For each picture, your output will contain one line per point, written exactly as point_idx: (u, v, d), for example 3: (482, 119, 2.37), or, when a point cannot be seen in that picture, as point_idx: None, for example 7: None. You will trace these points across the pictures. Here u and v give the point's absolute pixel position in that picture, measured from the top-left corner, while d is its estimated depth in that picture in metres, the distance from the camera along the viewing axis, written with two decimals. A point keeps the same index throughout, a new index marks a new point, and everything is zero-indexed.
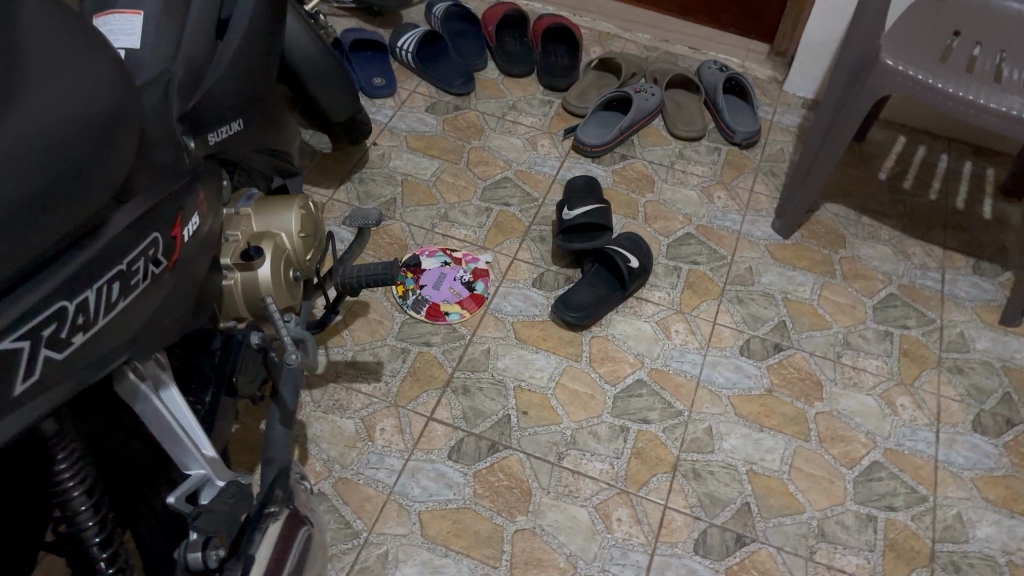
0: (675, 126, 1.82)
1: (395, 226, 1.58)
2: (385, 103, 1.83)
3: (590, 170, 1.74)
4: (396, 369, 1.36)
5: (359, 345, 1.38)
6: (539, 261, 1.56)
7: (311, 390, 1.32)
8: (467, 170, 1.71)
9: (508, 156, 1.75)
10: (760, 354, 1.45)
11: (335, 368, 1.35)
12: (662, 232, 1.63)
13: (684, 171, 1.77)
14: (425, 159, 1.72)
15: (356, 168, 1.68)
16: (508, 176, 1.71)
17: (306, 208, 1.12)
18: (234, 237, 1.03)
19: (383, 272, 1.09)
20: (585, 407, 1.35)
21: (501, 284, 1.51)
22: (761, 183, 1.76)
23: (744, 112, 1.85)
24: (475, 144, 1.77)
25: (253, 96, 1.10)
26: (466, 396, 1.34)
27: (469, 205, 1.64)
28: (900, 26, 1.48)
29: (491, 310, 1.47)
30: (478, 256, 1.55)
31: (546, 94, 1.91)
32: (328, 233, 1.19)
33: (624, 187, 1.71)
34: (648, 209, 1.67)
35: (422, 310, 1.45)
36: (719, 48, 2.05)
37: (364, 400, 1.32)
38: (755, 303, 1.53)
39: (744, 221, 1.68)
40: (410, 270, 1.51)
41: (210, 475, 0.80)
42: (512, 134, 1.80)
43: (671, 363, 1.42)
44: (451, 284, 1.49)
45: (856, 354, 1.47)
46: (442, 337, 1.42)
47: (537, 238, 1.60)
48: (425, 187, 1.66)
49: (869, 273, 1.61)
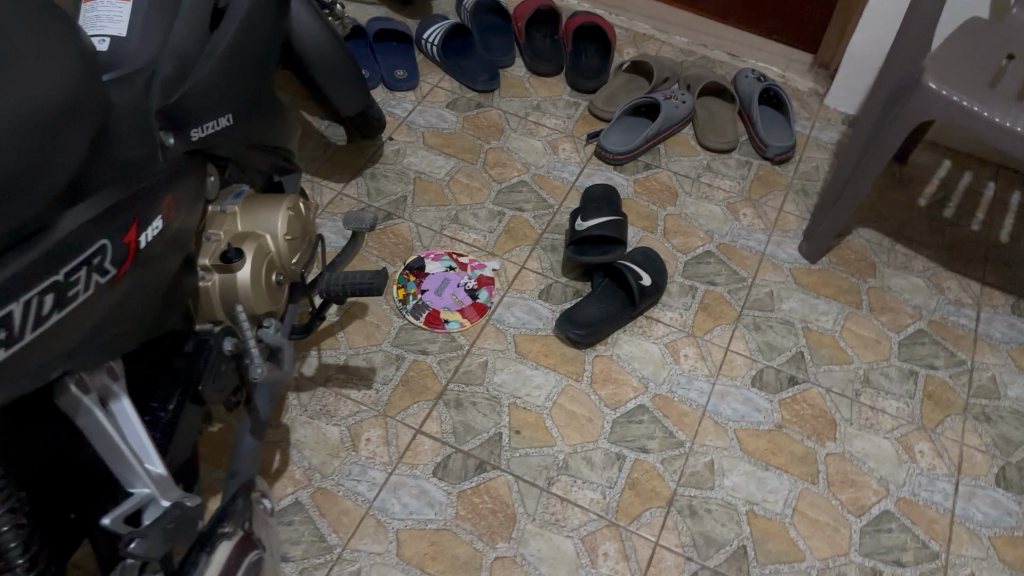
0: (704, 136, 1.74)
1: (402, 225, 1.54)
2: (406, 97, 1.78)
3: (612, 178, 1.67)
4: (389, 377, 1.31)
5: (353, 349, 1.34)
6: (548, 272, 1.50)
7: (298, 393, 1.28)
8: (483, 171, 1.65)
9: (527, 159, 1.69)
10: (773, 386, 1.38)
11: (325, 372, 1.30)
12: (680, 248, 1.56)
13: (710, 184, 1.68)
14: (441, 157, 1.67)
15: (370, 162, 1.63)
16: (525, 180, 1.65)
17: (296, 208, 1.08)
18: (215, 237, 0.99)
19: (370, 280, 1.05)
20: (582, 431, 1.29)
21: (506, 294, 1.46)
22: (791, 202, 1.67)
23: (780, 126, 1.76)
24: (494, 144, 1.71)
25: (247, 89, 1.06)
26: (459, 410, 1.29)
27: (482, 208, 1.59)
28: (950, 44, 1.38)
29: (493, 321, 1.42)
30: (485, 263, 1.50)
31: (573, 96, 1.84)
32: (319, 235, 1.15)
33: (646, 198, 1.64)
34: (668, 223, 1.60)
35: (421, 316, 1.40)
36: (759, 56, 1.96)
37: (351, 408, 1.27)
38: (772, 331, 1.45)
39: (770, 242, 1.59)
40: (412, 273, 1.46)
41: (154, 494, 0.76)
42: (534, 136, 1.74)
43: (677, 390, 1.36)
44: (454, 290, 1.44)
45: (875, 393, 1.39)
46: (439, 346, 1.37)
47: (549, 247, 1.54)
48: (438, 187, 1.61)
49: (898, 306, 1.52)
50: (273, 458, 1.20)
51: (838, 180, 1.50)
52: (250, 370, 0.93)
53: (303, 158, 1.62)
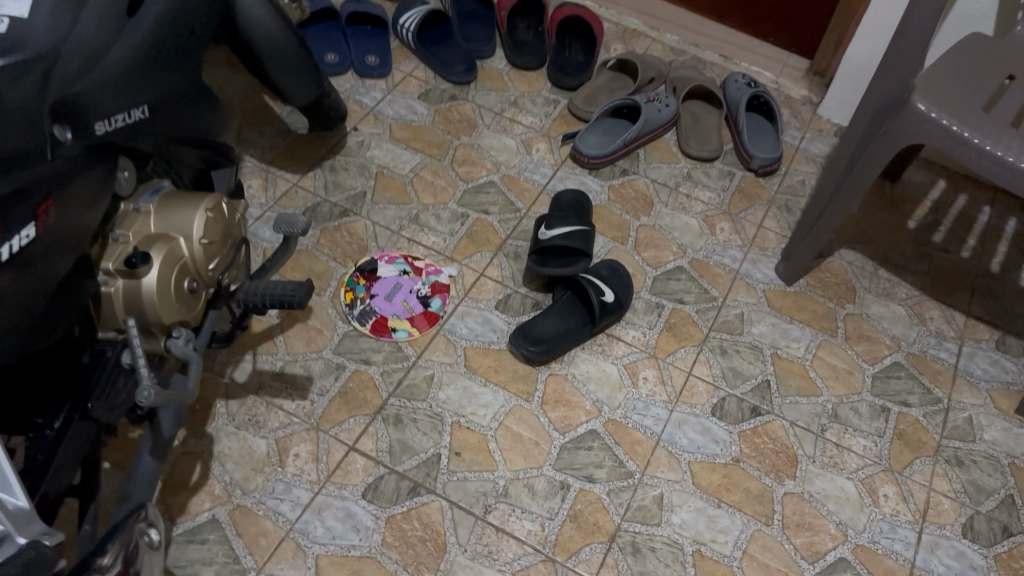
0: (687, 143, 1.65)
1: (358, 223, 1.46)
2: (376, 85, 1.70)
3: (585, 183, 1.59)
4: (326, 388, 1.25)
5: (291, 356, 1.28)
6: (508, 281, 1.43)
7: (228, 401, 1.22)
8: (449, 169, 1.57)
9: (497, 158, 1.61)
10: (734, 417, 1.30)
11: (259, 379, 1.25)
12: (650, 262, 1.47)
13: (689, 195, 1.59)
14: (406, 152, 1.59)
15: (330, 154, 1.56)
16: (493, 181, 1.57)
17: (216, 208, 1.02)
18: (122, 238, 0.93)
19: (290, 294, 0.99)
20: (526, 455, 1.21)
21: (461, 303, 1.38)
22: (772, 217, 1.58)
23: (767, 135, 1.67)
24: (464, 141, 1.63)
25: (166, 78, 0.99)
26: (397, 427, 1.22)
27: (445, 209, 1.51)
28: (945, 62, 1.29)
29: (443, 331, 1.35)
30: (441, 268, 1.42)
31: (553, 92, 1.75)
32: (246, 237, 1.09)
33: (618, 207, 1.55)
34: (640, 234, 1.51)
35: (367, 322, 1.33)
36: (753, 60, 1.86)
37: (282, 419, 1.21)
38: (740, 356, 1.37)
39: (745, 260, 1.50)
40: (363, 276, 1.39)
41: (10, 531, 0.69)
42: (507, 134, 1.65)
43: (632, 416, 1.27)
44: (406, 296, 1.37)
45: (842, 430, 1.31)
46: (383, 356, 1.30)
47: (512, 254, 1.46)
48: (400, 184, 1.54)
49: (876, 335, 1.44)
50: (192, 469, 1.15)
51: (816, 200, 1.41)
52: (137, 394, 0.85)
53: (261, 147, 1.55)
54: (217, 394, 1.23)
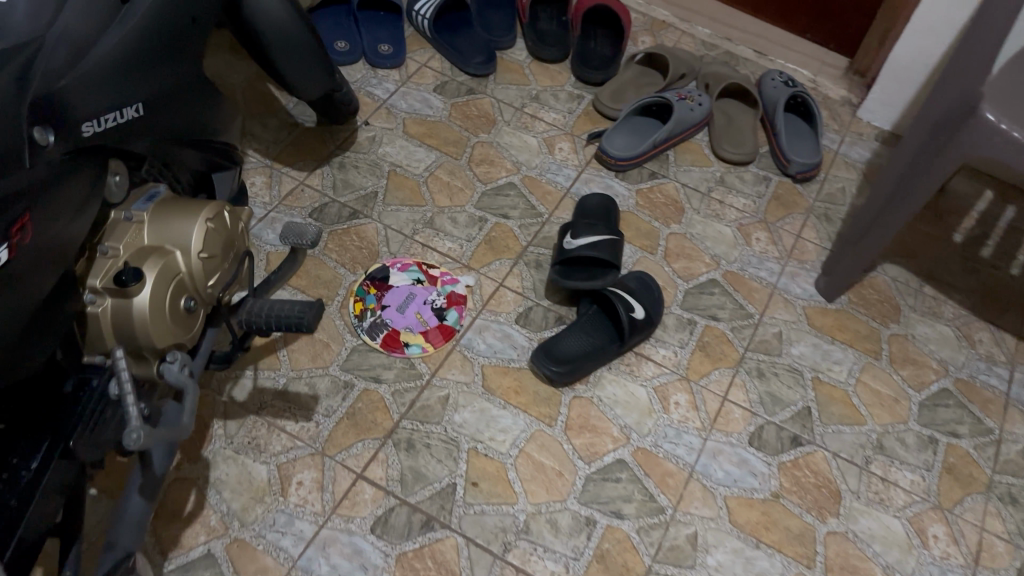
0: (720, 146, 1.54)
1: (369, 226, 1.37)
2: (389, 76, 1.59)
3: (612, 186, 1.48)
4: (332, 409, 1.16)
5: (295, 372, 1.19)
6: (529, 292, 1.33)
7: (227, 421, 1.13)
8: (466, 169, 1.47)
9: (517, 157, 1.50)
10: (773, 447, 1.20)
11: (260, 397, 1.16)
12: (681, 274, 1.37)
13: (722, 201, 1.49)
14: (421, 149, 1.49)
15: (339, 149, 1.46)
16: (513, 182, 1.47)
17: (217, 218, 0.92)
18: (112, 252, 0.83)
19: (298, 315, 0.90)
20: (548, 486, 1.12)
21: (478, 316, 1.29)
22: (811, 227, 1.48)
23: (805, 139, 1.56)
24: (482, 138, 1.52)
25: (165, 70, 0.89)
26: (409, 453, 1.13)
27: (461, 212, 1.41)
28: (1011, 70, 1.18)
29: (459, 347, 1.25)
30: (458, 277, 1.33)
31: (577, 87, 1.64)
32: (248, 249, 0.99)
33: (647, 212, 1.44)
34: (670, 243, 1.41)
35: (378, 336, 1.24)
36: (788, 57, 1.75)
37: (284, 443, 1.12)
38: (778, 379, 1.27)
39: (783, 273, 1.40)
40: (374, 284, 1.30)
41: None
42: (528, 132, 1.55)
43: (663, 445, 1.18)
44: (420, 308, 1.28)
45: (887, 463, 1.22)
46: (394, 373, 1.21)
47: (533, 263, 1.36)
48: (414, 184, 1.44)
49: (921, 358, 1.34)
50: (186, 498, 1.06)
51: (863, 213, 1.31)
52: (124, 436, 0.75)
53: (264, 140, 1.46)
54: (214, 413, 1.13)
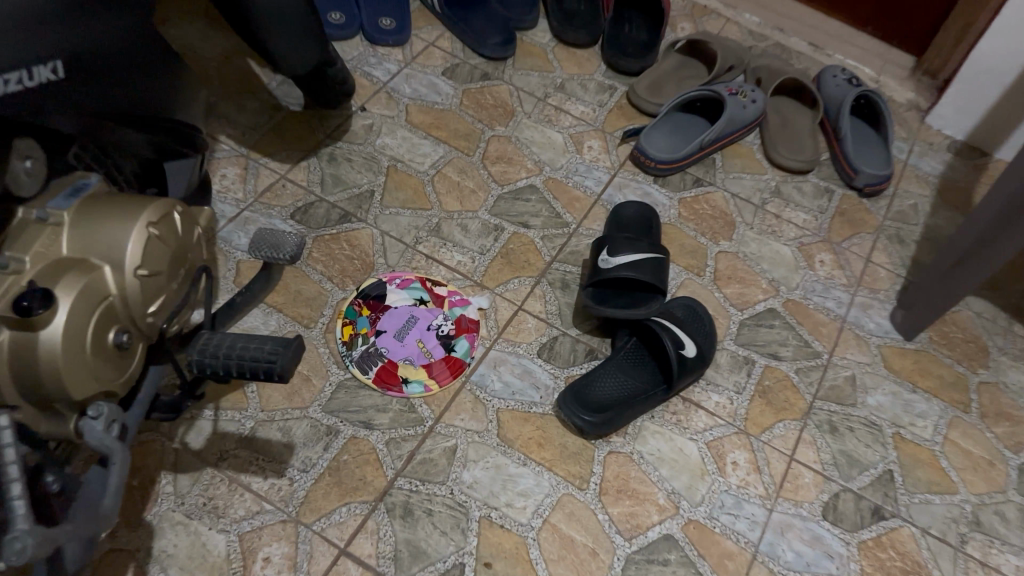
0: (776, 151, 1.32)
1: (363, 233, 1.14)
2: (391, 55, 1.36)
3: (651, 194, 1.25)
4: (310, 462, 0.94)
5: (266, 415, 0.97)
6: (554, 319, 1.10)
7: (177, 475, 0.91)
8: (480, 167, 1.24)
9: (540, 155, 1.27)
10: (851, 521, 0.99)
11: (220, 445, 0.94)
12: (735, 301, 1.15)
13: (778, 216, 1.27)
14: (426, 142, 1.25)
15: (329, 139, 1.23)
16: (534, 184, 1.23)
17: (163, 223, 0.68)
18: (13, 266, 0.59)
19: (268, 358, 0.66)
20: (579, 569, 0.89)
21: (493, 347, 1.06)
22: (881, 250, 1.26)
23: (872, 147, 1.35)
24: (498, 132, 1.29)
25: (96, 20, 0.66)
26: (406, 523, 0.90)
27: (473, 219, 1.18)
28: None
29: (469, 384, 1.02)
30: (469, 298, 1.10)
31: (608, 76, 1.41)
32: (202, 265, 0.74)
33: (693, 225, 1.22)
34: (720, 265, 1.18)
35: (370, 370, 1.02)
36: (847, 52, 1.54)
37: (247, 506, 0.90)
38: (853, 437, 1.06)
39: (853, 305, 1.19)
40: (368, 304, 1.07)
41: None
42: (551, 126, 1.31)
43: (719, 517, 0.96)
44: (422, 335, 1.05)
45: (987, 543, 0.99)
46: (389, 418, 0.98)
47: (559, 283, 1.14)
48: (417, 183, 1.21)
49: (1019, 413, 1.12)
50: None
51: (945, 249, 1.08)
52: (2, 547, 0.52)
53: (240, 125, 1.22)
54: (161, 464, 0.91)
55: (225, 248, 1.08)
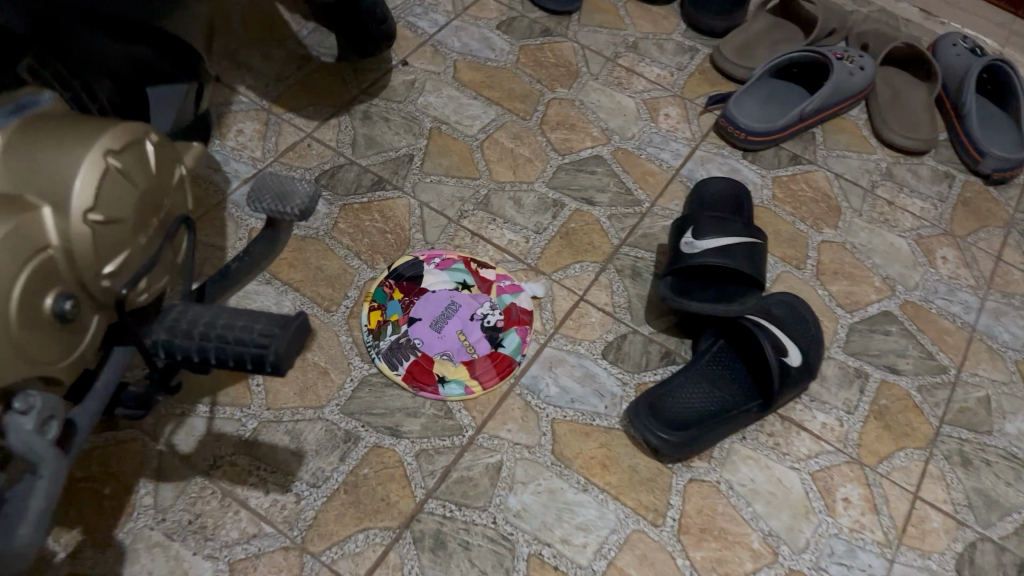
0: (887, 128, 1.13)
1: (400, 203, 0.96)
2: (438, 5, 1.18)
3: (740, 171, 1.06)
4: (323, 475, 0.76)
5: (273, 414, 0.79)
6: (623, 313, 0.91)
7: (159, 484, 0.74)
8: (537, 133, 1.06)
9: (607, 123, 1.08)
10: None
11: (214, 449, 0.77)
12: (842, 300, 0.96)
13: (891, 202, 1.08)
14: (475, 102, 1.07)
15: (364, 95, 1.05)
16: (600, 155, 1.05)
17: (129, 152, 0.50)
18: None
19: (258, 341, 0.47)
20: None
21: (549, 344, 0.88)
22: (1014, 248, 1.06)
23: (1002, 126, 1.14)
24: (560, 94, 1.10)
25: None
26: (437, 559, 0.72)
27: (529, 192, 1.00)
28: None
29: (520, 388, 0.84)
30: (521, 284, 0.92)
31: (689, 37, 1.22)
32: (183, 216, 0.56)
33: (789, 209, 1.04)
34: (824, 257, 1.00)
35: (400, 365, 0.84)
36: (966, 20, 1.33)
37: (242, 528, 0.73)
38: (991, 472, 0.86)
39: (983, 311, 0.99)
40: (401, 286, 0.89)
41: None
42: (622, 90, 1.12)
43: (827, 569, 0.76)
44: (464, 326, 0.87)
45: None
46: (421, 425, 0.80)
47: (628, 271, 0.95)
48: (464, 148, 1.03)
49: None
50: None
51: None
52: None
53: (262, 75, 1.05)
54: (142, 470, 0.75)
55: (238, 215, 0.92)
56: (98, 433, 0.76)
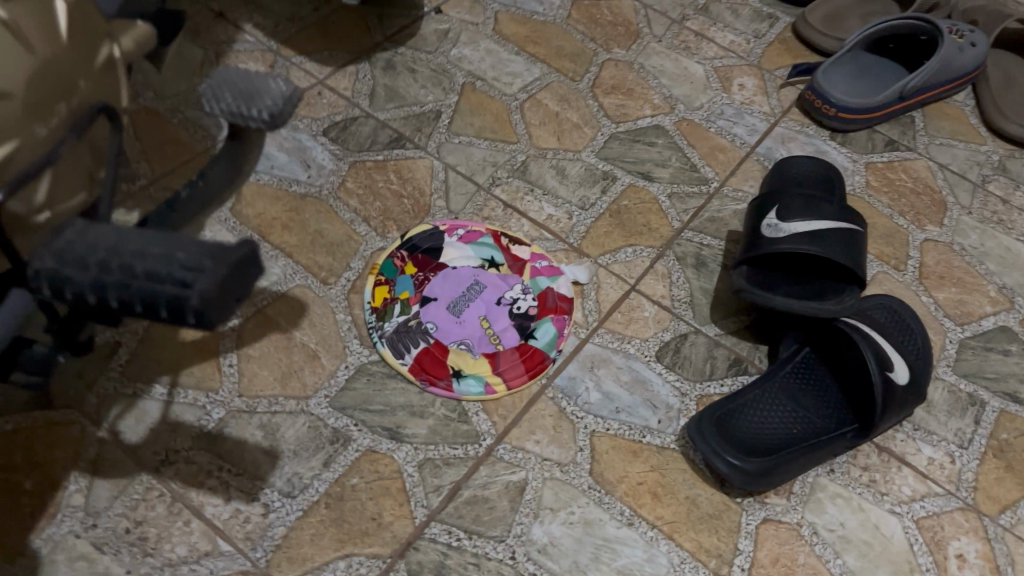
0: (1002, 116, 0.95)
1: (421, 164, 0.81)
2: None
3: (828, 153, 0.91)
4: (301, 483, 0.61)
5: (245, 403, 0.64)
6: (683, 308, 0.75)
7: (95, 481, 0.59)
8: (588, 97, 0.90)
9: (671, 90, 0.93)
10: None
11: (168, 441, 0.61)
12: (950, 311, 0.79)
13: (1006, 201, 0.90)
14: (518, 58, 0.92)
15: (389, 42, 0.91)
16: (662, 125, 0.89)
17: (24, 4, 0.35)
18: None
19: (179, 278, 0.33)
20: None
21: (592, 340, 0.71)
22: None
23: None
24: (617, 56, 0.95)
25: None
26: None
27: (575, 161, 0.84)
28: None
29: (553, 391, 0.68)
30: (561, 267, 0.75)
31: (767, 3, 1.06)
32: (107, 107, 0.40)
33: (885, 201, 0.87)
34: (928, 259, 0.83)
35: (408, 354, 0.68)
36: None
37: (192, 544, 0.57)
38: None
39: None
40: (415, 260, 0.73)
41: None
42: (690, 56, 0.97)
43: None
44: (489, 311, 0.71)
45: None
46: (428, 428, 0.64)
47: (691, 260, 0.78)
48: (501, 108, 0.87)
49: None
50: None
51: None
52: None
53: (273, 13, 0.91)
54: (74, 462, 0.59)
55: None
56: (25, 413, 0.61)
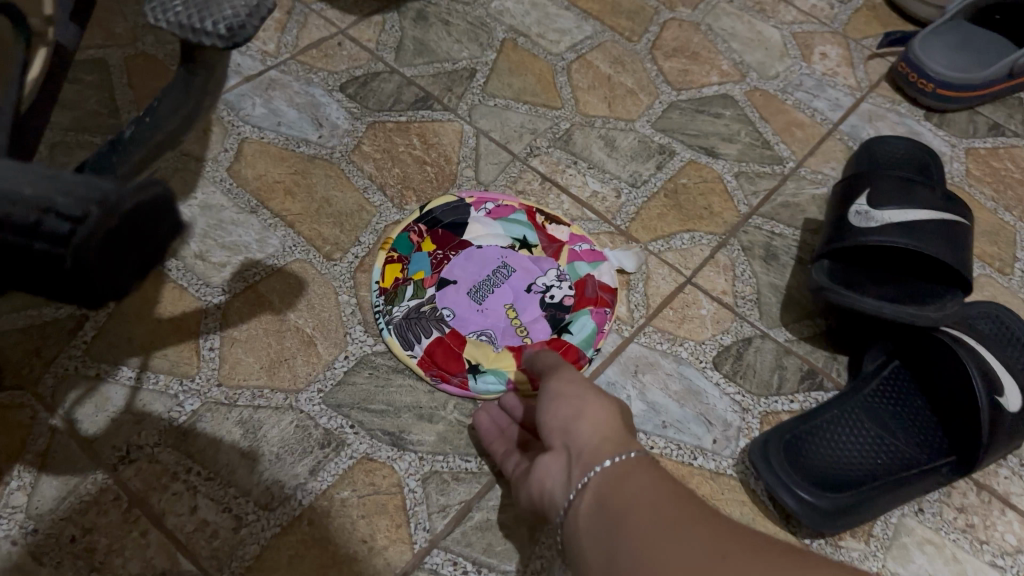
0: None
1: (450, 128, 0.71)
2: None
3: (922, 134, 0.78)
4: (281, 492, 0.51)
5: (225, 395, 0.54)
6: (747, 307, 0.63)
7: (41, 477, 0.50)
8: (646, 60, 0.79)
9: (742, 56, 0.81)
10: None
11: (130, 435, 0.52)
12: None
13: None
14: (568, 14, 0.81)
15: None
16: (730, 95, 0.77)
17: None
18: None
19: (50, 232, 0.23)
20: None
21: (636, 339, 0.60)
22: None
23: None
24: (681, 15, 0.83)
25: None
26: None
27: (627, 131, 0.73)
28: None
29: None
30: (605, 252, 0.64)
31: None
32: None
33: (989, 193, 0.74)
34: None
35: (418, 344, 0.57)
36: None
37: (147, 560, 0.48)
38: None
39: None
40: (434, 237, 0.63)
41: None
42: (765, 20, 0.85)
43: None
44: (517, 299, 0.61)
45: None
46: (437, 435, 0.54)
47: (758, 251, 0.67)
48: (545, 69, 0.76)
49: None
50: None
51: None
52: None
53: None
54: (21, 454, 0.50)
55: (231, 121, 0.68)
56: None
